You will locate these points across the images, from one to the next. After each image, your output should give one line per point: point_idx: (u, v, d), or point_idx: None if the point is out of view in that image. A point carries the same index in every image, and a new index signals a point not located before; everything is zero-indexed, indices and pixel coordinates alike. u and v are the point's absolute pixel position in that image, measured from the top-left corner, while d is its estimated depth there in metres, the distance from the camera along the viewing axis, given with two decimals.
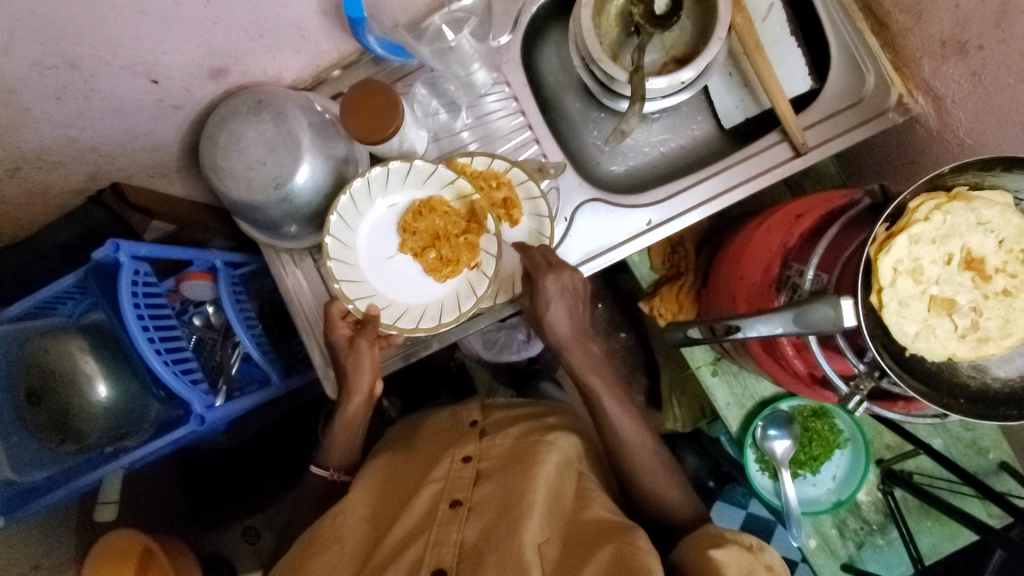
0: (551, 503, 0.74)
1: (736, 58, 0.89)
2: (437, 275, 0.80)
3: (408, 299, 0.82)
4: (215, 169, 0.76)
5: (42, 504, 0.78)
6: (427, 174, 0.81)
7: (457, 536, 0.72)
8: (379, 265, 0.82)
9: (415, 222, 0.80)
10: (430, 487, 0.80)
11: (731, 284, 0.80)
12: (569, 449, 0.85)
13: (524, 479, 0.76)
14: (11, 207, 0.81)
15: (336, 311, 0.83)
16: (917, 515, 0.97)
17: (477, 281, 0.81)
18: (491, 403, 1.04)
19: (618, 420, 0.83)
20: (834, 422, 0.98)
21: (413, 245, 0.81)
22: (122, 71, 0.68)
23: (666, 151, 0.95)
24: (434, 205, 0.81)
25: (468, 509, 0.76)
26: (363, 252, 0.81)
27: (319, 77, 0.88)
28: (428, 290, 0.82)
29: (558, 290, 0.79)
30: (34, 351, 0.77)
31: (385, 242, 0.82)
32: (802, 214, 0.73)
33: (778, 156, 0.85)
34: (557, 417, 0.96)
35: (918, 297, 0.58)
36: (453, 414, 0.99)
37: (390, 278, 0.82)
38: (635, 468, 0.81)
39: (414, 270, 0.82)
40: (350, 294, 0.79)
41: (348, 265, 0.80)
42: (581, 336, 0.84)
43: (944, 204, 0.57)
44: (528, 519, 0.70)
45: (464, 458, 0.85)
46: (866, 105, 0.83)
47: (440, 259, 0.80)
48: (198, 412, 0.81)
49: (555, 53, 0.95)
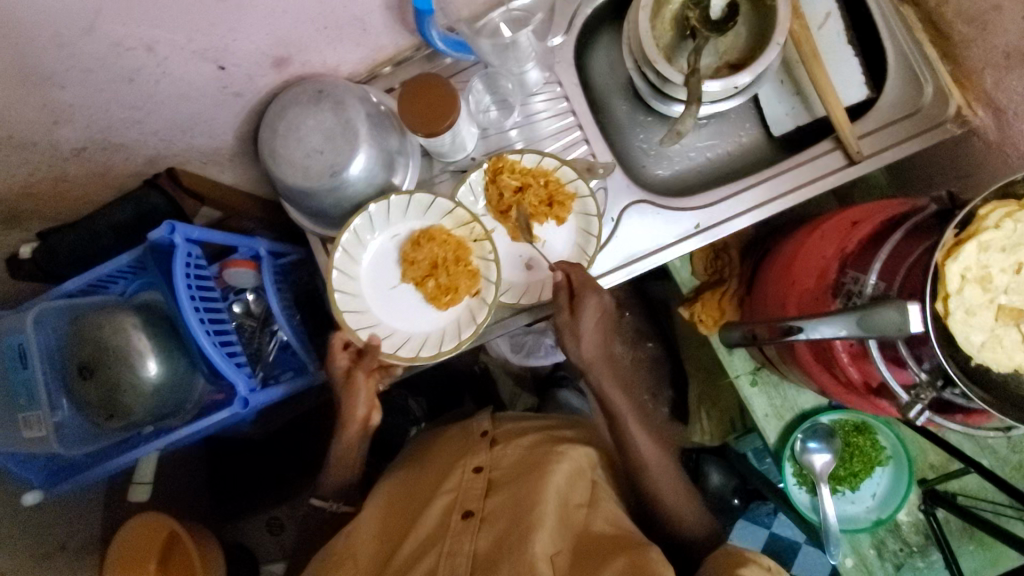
0: (561, 513, 0.75)
1: (789, 66, 0.89)
2: (438, 303, 0.82)
3: (411, 327, 0.83)
4: (273, 155, 0.78)
5: (80, 480, 0.81)
6: (427, 205, 0.82)
7: (471, 547, 0.73)
8: (383, 293, 0.83)
9: (414, 253, 0.82)
10: (443, 497, 0.79)
11: (780, 290, 0.79)
12: (582, 459, 0.83)
13: (537, 486, 0.76)
14: (72, 187, 0.83)
15: (337, 343, 0.85)
16: (961, 537, 0.94)
17: (477, 308, 0.82)
18: (502, 412, 1.00)
19: (638, 437, 0.83)
20: (877, 438, 0.96)
21: (413, 274, 0.83)
22: (193, 56, 0.69)
23: (713, 157, 0.95)
24: (434, 235, 0.82)
25: (480, 519, 0.76)
26: (366, 282, 0.83)
27: (373, 71, 0.89)
28: (429, 318, 0.83)
29: (598, 308, 0.80)
30: (88, 327, 0.77)
31: (386, 272, 0.84)
32: (860, 221, 0.72)
33: (831, 164, 0.84)
34: (574, 429, 0.91)
35: (986, 305, 0.57)
36: (462, 427, 0.94)
37: (393, 307, 0.83)
38: (654, 487, 0.81)
39: (416, 299, 0.84)
40: (353, 323, 0.80)
41: (351, 295, 0.82)
42: (604, 355, 0.85)
43: (1015, 211, 0.56)
44: (538, 532, 0.71)
45: (475, 468, 0.82)
46: (923, 116, 0.82)
47: (439, 288, 0.81)
48: (243, 395, 0.81)
49: (605, 57, 0.95)
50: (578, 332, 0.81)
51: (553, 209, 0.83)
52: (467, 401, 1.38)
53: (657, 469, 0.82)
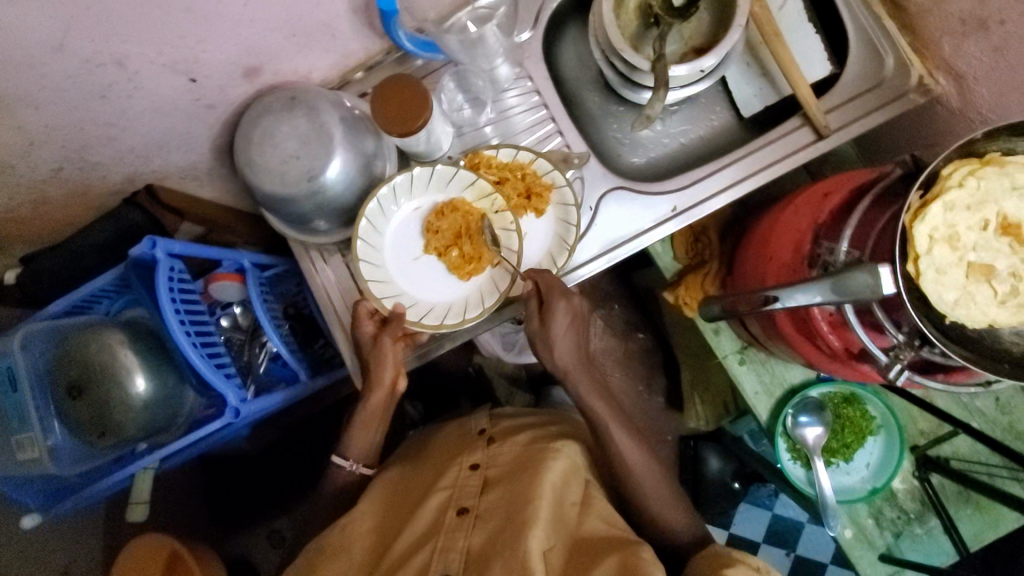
0: (555, 510, 0.74)
1: (754, 48, 0.90)
2: (460, 273, 0.82)
3: (434, 298, 0.83)
4: (250, 164, 0.78)
5: (75, 502, 0.80)
6: (449, 177, 0.83)
7: (465, 544, 0.72)
8: (406, 264, 0.83)
9: (438, 223, 0.82)
10: (438, 495, 0.79)
11: (759, 266, 0.80)
12: (575, 457, 0.83)
13: (533, 483, 0.75)
14: (51, 209, 0.83)
15: (364, 308, 0.82)
16: (957, 501, 0.95)
17: (500, 278, 0.83)
18: (500, 411, 1.01)
19: (621, 442, 0.83)
20: (866, 408, 0.98)
21: (437, 244, 0.83)
22: (164, 69, 0.70)
23: (686, 142, 0.97)
24: (457, 206, 0.82)
25: (475, 516, 0.76)
26: (389, 254, 0.83)
27: (345, 77, 0.90)
28: (452, 288, 0.83)
29: (568, 311, 0.81)
30: (75, 345, 0.77)
31: (410, 243, 0.84)
32: (830, 192, 0.73)
33: (801, 140, 0.86)
34: (563, 427, 0.93)
35: (956, 264, 0.58)
36: (461, 425, 0.97)
37: (415, 278, 0.83)
38: (640, 488, 0.82)
39: (439, 270, 0.84)
40: (378, 293, 0.81)
41: (375, 266, 0.82)
42: (583, 361, 0.85)
43: (977, 169, 0.58)
44: (534, 528, 0.70)
45: (471, 466, 0.84)
46: (886, 87, 0.84)
47: (462, 257, 0.82)
48: (233, 404, 0.81)
49: (574, 50, 0.96)
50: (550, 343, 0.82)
51: (532, 201, 0.84)
52: (463, 403, 1.38)
53: (642, 471, 0.82)
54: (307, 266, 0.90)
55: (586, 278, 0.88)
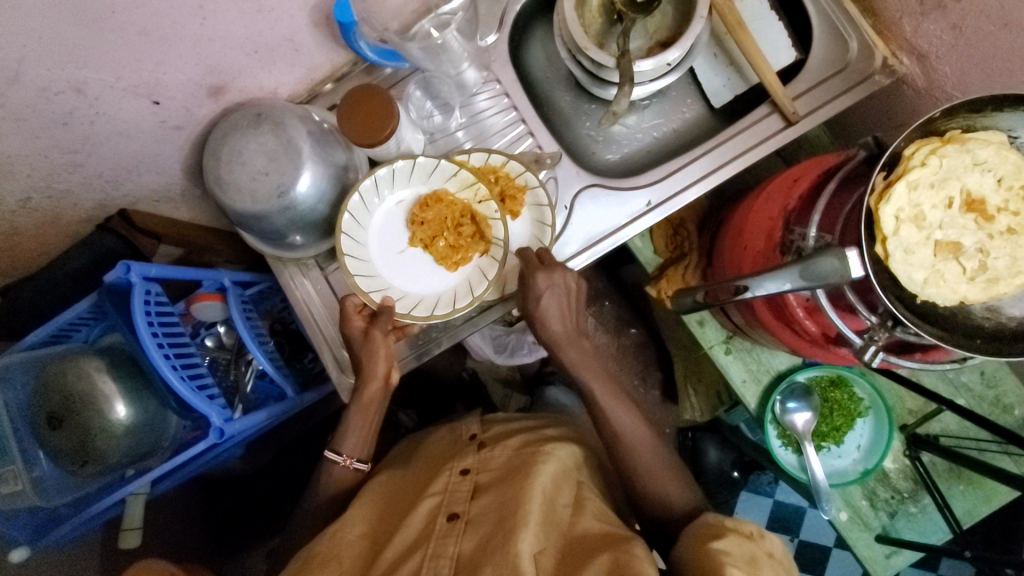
0: (546, 511, 0.72)
1: (719, 38, 0.91)
2: (447, 264, 0.82)
3: (422, 290, 0.83)
4: (219, 183, 0.78)
5: (61, 533, 0.79)
6: (430, 169, 0.83)
7: (456, 548, 0.71)
8: (392, 258, 0.83)
9: (423, 214, 0.82)
10: (429, 501, 0.79)
11: (735, 255, 0.80)
12: (567, 458, 0.83)
13: (522, 486, 0.75)
14: (23, 239, 0.83)
15: (352, 304, 0.82)
16: (948, 478, 0.96)
17: (487, 266, 0.83)
18: (492, 416, 1.01)
19: (616, 416, 0.82)
20: (853, 391, 0.98)
21: (423, 236, 0.83)
22: (124, 93, 0.70)
23: (659, 135, 0.97)
24: (441, 197, 0.82)
25: (465, 521, 0.75)
26: (374, 249, 0.83)
27: (314, 90, 0.90)
28: (440, 279, 0.83)
29: (550, 285, 0.80)
30: (52, 375, 0.77)
31: (395, 237, 0.84)
32: (799, 178, 0.74)
33: (771, 127, 0.86)
34: (557, 429, 0.93)
35: (923, 242, 0.58)
36: (453, 430, 0.97)
37: (402, 271, 0.83)
38: (638, 471, 0.79)
39: (426, 261, 0.84)
40: (366, 287, 0.80)
41: (361, 261, 0.82)
42: (575, 336, 0.83)
43: (938, 147, 0.58)
44: (524, 531, 0.68)
45: (461, 471, 0.84)
46: (852, 70, 0.84)
47: (449, 248, 0.82)
48: (217, 424, 0.80)
49: (542, 50, 0.96)
50: (543, 311, 0.80)
51: (507, 204, 0.84)
52: (459, 407, 1.38)
53: (641, 453, 0.80)
54: (285, 279, 0.90)
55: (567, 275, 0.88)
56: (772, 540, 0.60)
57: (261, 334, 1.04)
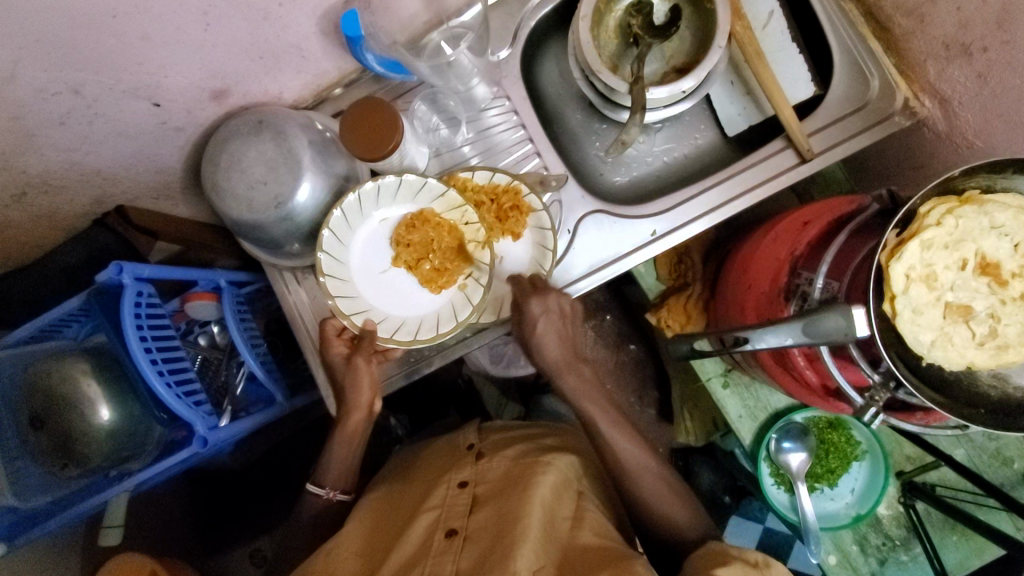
0: (546, 527, 0.70)
1: (737, 66, 0.88)
2: (432, 287, 0.81)
3: (404, 311, 0.82)
4: (216, 189, 0.77)
5: (38, 533, 0.78)
6: (418, 187, 0.80)
7: (453, 566, 0.69)
8: (373, 279, 0.82)
9: (408, 235, 0.80)
10: (426, 516, 0.76)
11: (739, 293, 0.78)
12: (567, 469, 0.80)
13: (520, 503, 0.72)
14: (18, 232, 0.81)
15: (332, 329, 0.83)
16: (941, 529, 0.94)
17: (472, 290, 0.81)
18: (489, 425, 0.98)
19: (624, 426, 0.79)
20: (851, 434, 0.96)
21: (407, 258, 0.81)
22: (124, 95, 0.68)
23: (670, 160, 0.94)
24: (427, 217, 0.80)
25: (463, 538, 0.72)
26: (356, 268, 0.82)
27: (321, 95, 0.88)
28: (424, 300, 0.82)
29: (546, 310, 0.79)
30: (38, 376, 0.76)
31: (379, 256, 0.82)
32: (810, 221, 0.71)
33: (784, 163, 0.83)
34: (555, 438, 0.91)
35: (934, 303, 0.56)
36: (451, 440, 0.95)
37: (384, 292, 0.82)
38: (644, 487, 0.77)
39: (410, 283, 0.82)
40: (346, 309, 0.79)
41: (342, 280, 0.80)
42: (573, 362, 0.81)
43: (955, 208, 0.56)
44: (521, 547, 0.65)
45: (459, 484, 0.81)
46: (872, 109, 0.81)
47: (434, 271, 0.81)
48: (202, 433, 0.82)
49: (555, 67, 0.94)
50: (536, 332, 0.79)
51: (507, 226, 0.82)
52: (453, 414, 1.36)
53: (642, 462, 0.78)
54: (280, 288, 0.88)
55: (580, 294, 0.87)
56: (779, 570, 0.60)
57: (255, 336, 1.03)
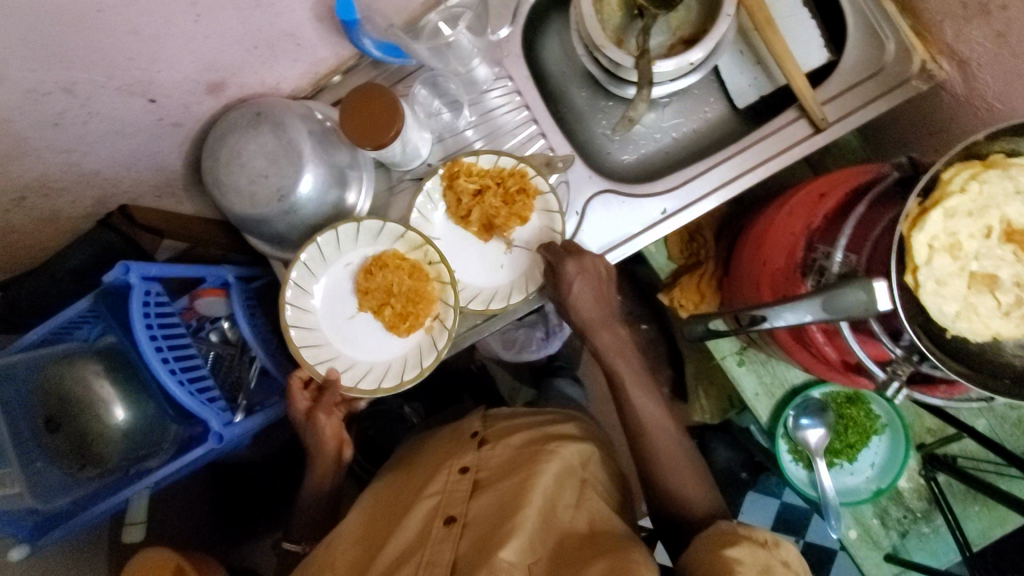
0: (543, 518, 0.71)
1: (746, 35, 0.85)
2: (397, 331, 0.79)
3: (372, 358, 0.80)
4: (217, 184, 0.76)
5: (66, 529, 0.79)
6: (378, 230, 0.80)
7: (450, 556, 0.70)
8: (340, 325, 0.80)
9: (368, 281, 0.79)
10: (427, 501, 0.77)
11: (754, 270, 0.76)
12: (572, 457, 0.80)
13: (520, 489, 0.74)
14: (22, 236, 0.81)
15: (296, 381, 0.85)
16: (964, 499, 0.93)
17: (438, 333, 0.79)
18: (494, 412, 0.97)
19: (643, 405, 0.79)
20: (870, 408, 0.95)
21: (370, 304, 0.80)
22: (118, 93, 0.67)
23: (678, 136, 0.92)
24: (386, 262, 0.79)
25: (462, 525, 0.73)
26: (322, 316, 0.80)
27: (319, 84, 0.86)
28: (391, 346, 0.80)
29: (581, 271, 0.78)
30: (51, 377, 0.77)
31: (343, 302, 0.81)
32: (826, 193, 0.69)
33: (797, 134, 0.81)
34: (565, 424, 0.89)
35: (958, 274, 0.54)
36: (455, 427, 0.94)
37: (352, 339, 0.80)
38: (655, 463, 0.77)
39: (376, 328, 0.81)
40: (312, 359, 0.77)
41: (307, 330, 0.79)
42: (607, 319, 0.81)
43: (980, 172, 0.54)
44: (511, 540, 0.68)
45: (461, 468, 0.81)
46: (888, 74, 0.78)
47: (397, 315, 0.78)
48: (216, 429, 0.81)
49: (557, 43, 0.92)
50: (574, 291, 0.77)
51: (514, 209, 0.81)
52: (467, 400, 1.33)
53: (656, 441, 0.78)
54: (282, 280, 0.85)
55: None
56: (787, 550, 0.61)
57: (266, 332, 1.01)
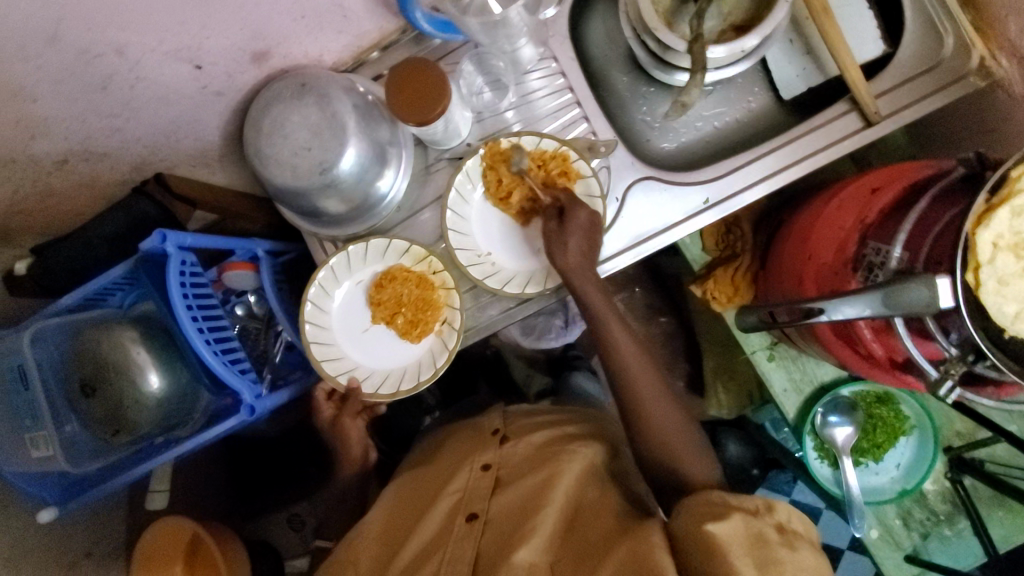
0: (564, 518, 0.72)
1: (799, 24, 0.84)
2: (410, 337, 0.81)
3: (387, 364, 0.83)
4: (260, 156, 0.75)
5: (92, 496, 0.79)
6: (384, 248, 0.82)
7: (473, 552, 0.71)
8: (356, 338, 0.83)
9: (380, 294, 0.81)
10: (447, 499, 0.77)
11: (797, 263, 0.75)
12: (594, 457, 0.79)
13: (543, 490, 0.74)
14: (60, 201, 0.81)
15: (322, 394, 1.00)
16: (989, 504, 0.92)
17: (447, 335, 0.81)
18: (513, 408, 0.96)
19: (630, 361, 0.75)
20: (900, 408, 0.94)
21: (382, 315, 0.82)
22: (166, 57, 0.66)
23: (720, 125, 0.90)
24: (395, 274, 0.81)
25: (484, 523, 0.74)
26: (339, 329, 0.83)
27: (360, 58, 0.85)
28: (406, 351, 0.83)
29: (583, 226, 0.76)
30: (86, 343, 0.77)
31: (357, 315, 0.83)
32: (880, 187, 0.68)
33: (848, 127, 0.79)
34: (582, 424, 0.87)
35: (1021, 274, 0.52)
36: (476, 423, 0.92)
37: (368, 348, 0.83)
38: (657, 432, 0.72)
39: (391, 337, 0.83)
40: (332, 371, 0.81)
41: (328, 344, 0.82)
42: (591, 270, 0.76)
43: None
44: (531, 538, 0.68)
45: (482, 466, 0.81)
46: (944, 69, 0.77)
47: (408, 323, 0.81)
48: (249, 401, 0.80)
49: (601, 26, 0.90)
50: (564, 242, 0.75)
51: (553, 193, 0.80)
52: (483, 387, 1.33)
53: (653, 409, 0.73)
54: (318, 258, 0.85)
55: (610, 272, 0.84)
56: (782, 511, 0.58)
57: (294, 307, 1.00)
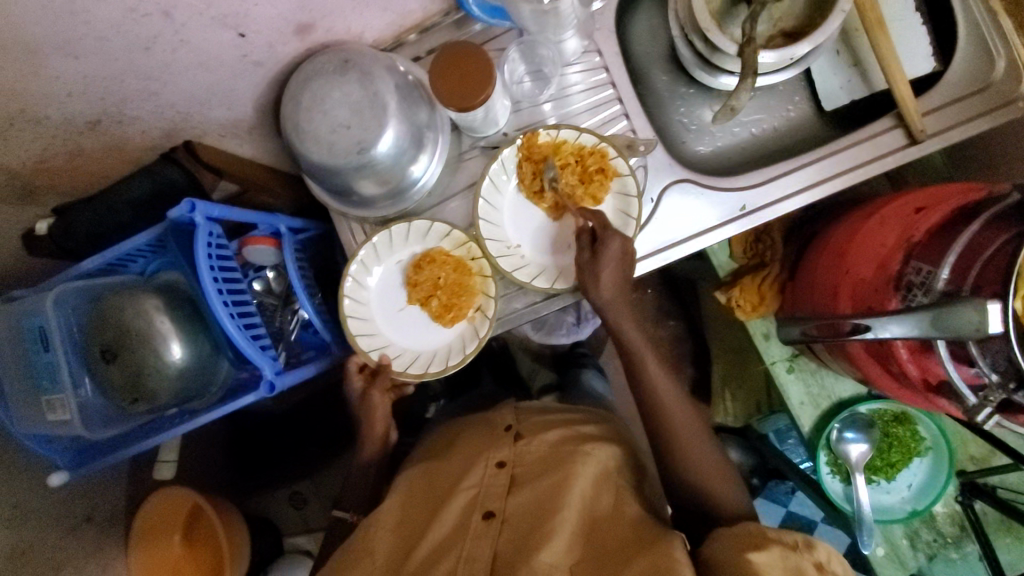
0: (583, 520, 0.72)
1: (848, 35, 0.82)
2: (443, 321, 0.81)
3: (418, 346, 0.82)
4: (296, 130, 0.73)
5: (105, 461, 0.81)
6: (426, 229, 0.81)
7: (490, 551, 0.70)
8: (391, 316, 0.83)
9: (416, 275, 0.81)
10: (463, 495, 0.76)
11: (833, 276, 0.75)
12: (608, 460, 0.79)
13: (561, 489, 0.73)
14: (86, 161, 0.79)
15: (353, 366, 0.89)
16: (998, 529, 0.92)
17: (480, 323, 0.80)
18: (525, 405, 0.95)
19: (662, 384, 0.79)
20: (916, 429, 0.93)
21: (418, 296, 0.82)
22: (212, 23, 0.65)
23: (758, 132, 0.89)
24: (434, 257, 0.80)
25: (501, 522, 0.73)
26: (376, 307, 0.83)
27: (399, 38, 0.84)
28: (438, 335, 0.82)
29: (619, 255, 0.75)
30: (108, 310, 0.75)
31: (394, 295, 0.83)
32: (925, 207, 0.67)
33: (891, 144, 0.78)
34: (598, 425, 0.87)
35: None
36: (487, 417, 0.92)
37: (401, 328, 0.83)
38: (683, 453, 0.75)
39: (424, 319, 0.83)
40: (365, 346, 0.80)
41: (363, 320, 0.82)
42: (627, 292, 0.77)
43: None
44: (552, 540, 0.68)
45: (497, 462, 0.80)
46: (993, 92, 0.75)
47: (442, 307, 0.80)
48: (269, 378, 0.79)
49: (645, 23, 0.89)
50: (599, 272, 0.75)
51: (590, 188, 0.79)
52: (488, 378, 1.32)
53: (675, 425, 0.77)
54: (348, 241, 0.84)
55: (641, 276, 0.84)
56: (822, 550, 0.58)
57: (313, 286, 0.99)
